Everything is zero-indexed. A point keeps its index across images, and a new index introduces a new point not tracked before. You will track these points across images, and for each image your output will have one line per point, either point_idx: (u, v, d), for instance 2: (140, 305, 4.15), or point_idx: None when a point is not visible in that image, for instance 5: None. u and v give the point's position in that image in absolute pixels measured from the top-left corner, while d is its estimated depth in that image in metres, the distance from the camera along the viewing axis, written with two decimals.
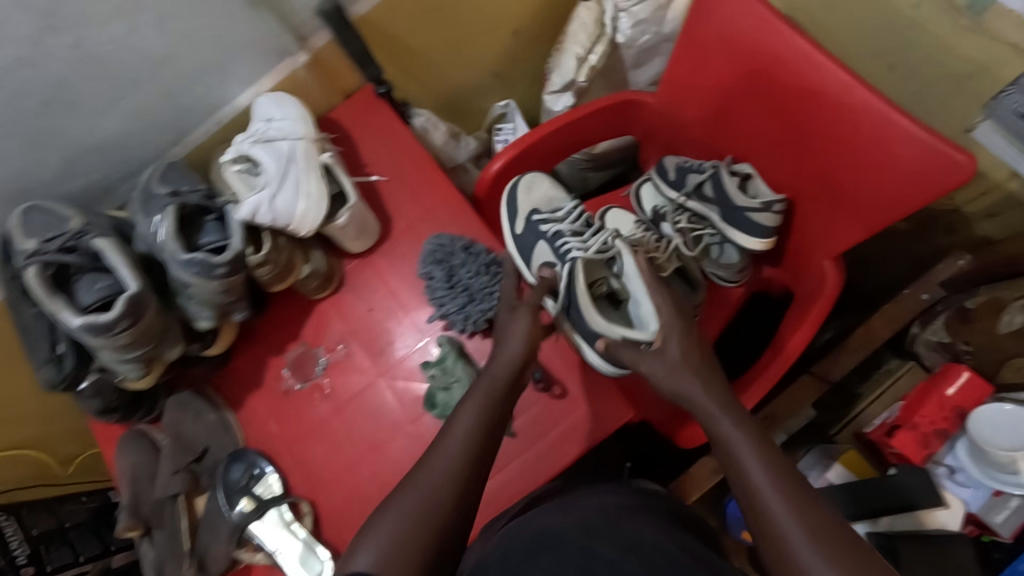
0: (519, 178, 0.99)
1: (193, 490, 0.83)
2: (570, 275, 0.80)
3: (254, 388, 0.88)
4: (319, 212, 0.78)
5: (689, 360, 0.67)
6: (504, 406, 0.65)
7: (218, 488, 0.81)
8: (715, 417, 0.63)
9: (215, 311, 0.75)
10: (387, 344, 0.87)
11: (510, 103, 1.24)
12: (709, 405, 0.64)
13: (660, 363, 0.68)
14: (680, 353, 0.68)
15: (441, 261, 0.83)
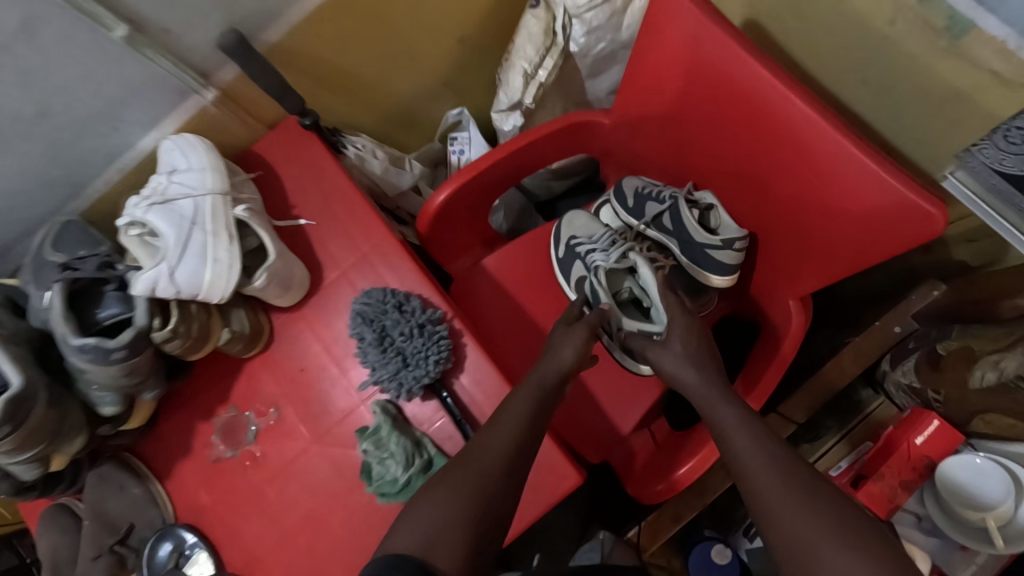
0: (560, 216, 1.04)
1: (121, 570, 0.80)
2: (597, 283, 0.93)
3: (183, 456, 0.83)
4: (230, 277, 0.70)
5: (690, 348, 0.80)
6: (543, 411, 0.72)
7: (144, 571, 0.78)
8: (716, 404, 0.71)
9: (121, 394, 0.68)
10: (321, 407, 0.81)
11: (463, 110, 1.14)
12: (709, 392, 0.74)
13: (665, 352, 0.81)
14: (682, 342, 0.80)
15: (372, 321, 0.76)
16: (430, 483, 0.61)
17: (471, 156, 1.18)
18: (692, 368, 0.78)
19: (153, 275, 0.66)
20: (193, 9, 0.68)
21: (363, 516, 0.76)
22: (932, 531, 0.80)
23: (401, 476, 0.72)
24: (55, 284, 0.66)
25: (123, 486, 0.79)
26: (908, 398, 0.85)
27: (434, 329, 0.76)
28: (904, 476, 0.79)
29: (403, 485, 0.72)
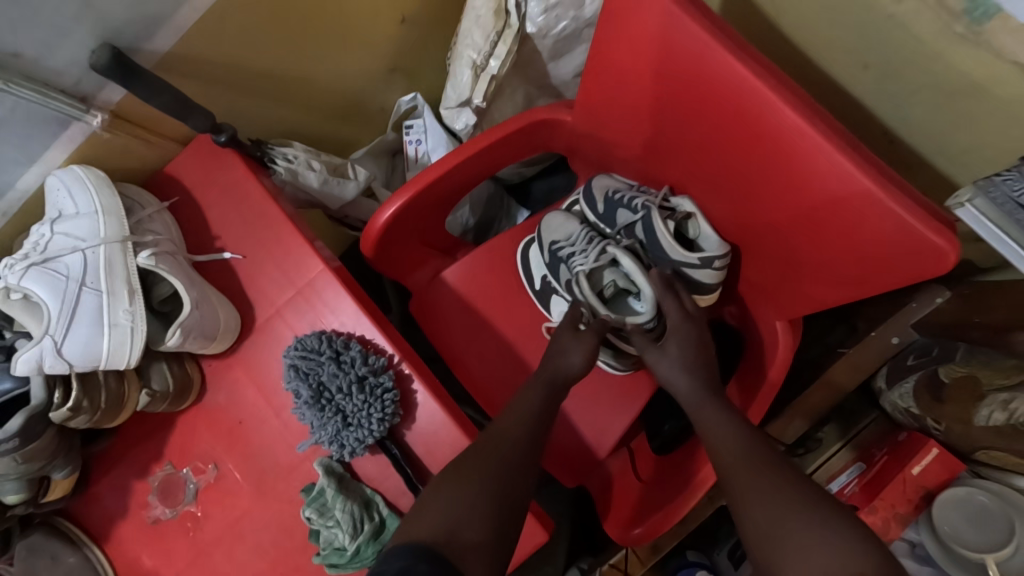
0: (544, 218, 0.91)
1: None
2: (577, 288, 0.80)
3: (120, 517, 0.76)
4: (134, 342, 0.62)
5: (692, 357, 0.75)
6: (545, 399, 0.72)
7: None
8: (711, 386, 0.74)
9: (25, 480, 0.61)
10: (264, 461, 0.74)
11: (416, 99, 1.00)
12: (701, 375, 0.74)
13: (663, 359, 0.76)
14: (679, 349, 0.75)
15: (307, 376, 0.68)
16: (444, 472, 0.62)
17: (429, 146, 1.03)
18: (687, 376, 0.74)
19: (37, 352, 0.57)
20: (49, 25, 0.56)
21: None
22: (926, 560, 0.72)
23: (348, 545, 0.66)
24: None
25: (55, 556, 0.73)
26: (907, 421, 0.79)
27: (376, 382, 0.67)
28: (896, 508, 0.73)
29: (353, 553, 0.66)
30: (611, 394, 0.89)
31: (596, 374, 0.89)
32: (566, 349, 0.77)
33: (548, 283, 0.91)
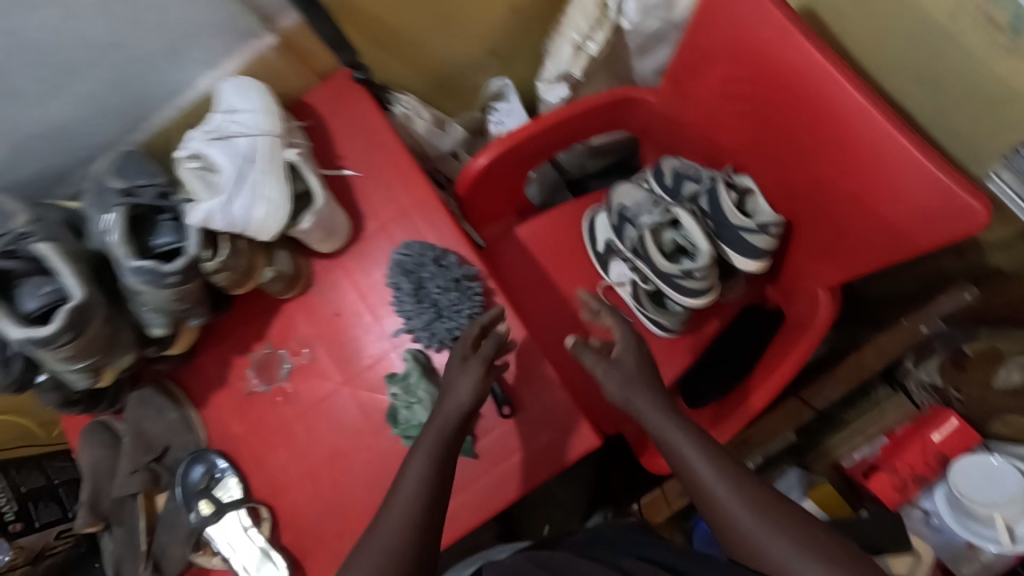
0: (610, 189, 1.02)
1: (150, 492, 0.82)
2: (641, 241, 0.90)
3: (217, 389, 0.86)
4: (279, 217, 0.74)
5: (642, 370, 0.73)
6: (456, 444, 0.67)
7: (178, 488, 0.81)
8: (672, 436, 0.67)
9: (169, 318, 0.72)
10: (354, 351, 0.84)
11: (506, 83, 1.12)
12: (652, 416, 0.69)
13: (617, 374, 0.74)
14: (635, 363, 0.74)
15: (409, 273, 0.80)
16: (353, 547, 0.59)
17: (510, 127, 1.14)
18: (645, 390, 0.72)
19: (208, 208, 0.68)
20: None
21: (388, 454, 0.80)
22: (940, 527, 0.81)
23: None
24: (119, 208, 0.70)
25: (160, 410, 0.83)
26: (928, 398, 0.90)
27: (469, 286, 0.79)
28: (915, 470, 0.81)
29: None
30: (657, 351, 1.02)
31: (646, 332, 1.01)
32: (456, 378, 0.69)
33: (610, 246, 1.02)
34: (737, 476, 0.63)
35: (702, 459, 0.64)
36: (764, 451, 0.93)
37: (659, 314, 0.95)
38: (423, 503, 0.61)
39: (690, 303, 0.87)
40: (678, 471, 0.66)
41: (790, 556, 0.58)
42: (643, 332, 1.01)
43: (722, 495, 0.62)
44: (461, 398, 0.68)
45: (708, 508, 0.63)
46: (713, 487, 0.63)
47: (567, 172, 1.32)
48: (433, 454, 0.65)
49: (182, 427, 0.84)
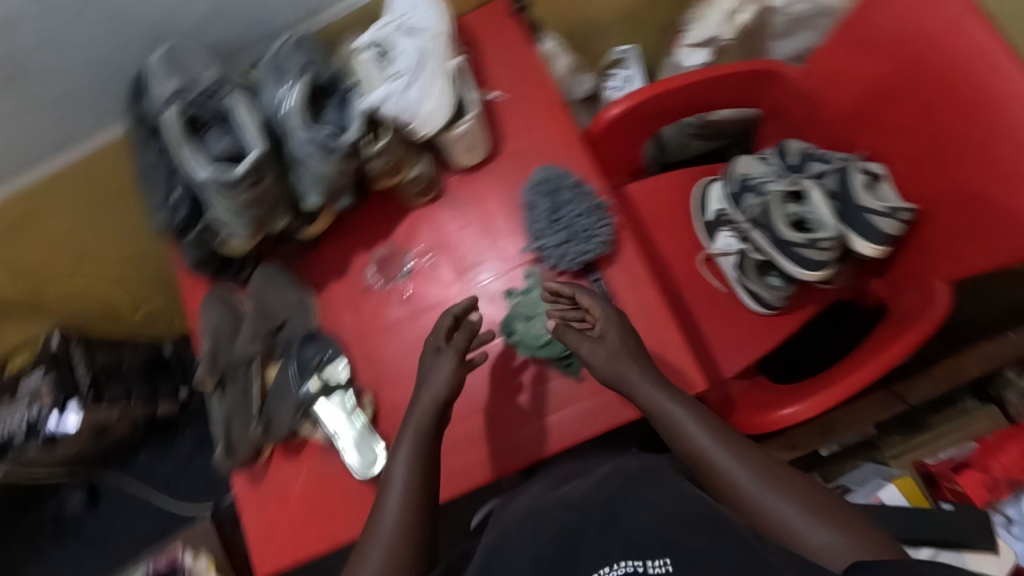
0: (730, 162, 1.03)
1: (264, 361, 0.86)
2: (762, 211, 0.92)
3: (336, 278, 0.90)
4: (442, 115, 0.77)
5: (626, 343, 0.73)
6: (438, 432, 0.72)
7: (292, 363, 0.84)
8: (675, 418, 0.69)
9: (325, 193, 0.76)
10: (473, 264, 0.87)
11: (631, 49, 1.16)
12: (643, 391, 0.71)
13: (603, 350, 0.73)
14: (618, 337, 0.74)
15: (549, 193, 0.82)
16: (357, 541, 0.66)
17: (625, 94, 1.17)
18: (634, 364, 0.73)
19: (385, 91, 0.74)
20: None
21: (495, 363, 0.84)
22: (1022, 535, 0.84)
23: (546, 333, 0.80)
24: (302, 78, 0.73)
25: (283, 287, 0.88)
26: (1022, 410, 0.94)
27: (602, 217, 0.81)
28: (1010, 472, 0.87)
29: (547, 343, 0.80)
30: (753, 329, 1.01)
31: (744, 304, 1.02)
32: (434, 373, 0.72)
33: (721, 216, 1.04)
34: (731, 443, 0.66)
35: (699, 428, 0.67)
36: (842, 440, 0.97)
37: (762, 286, 0.97)
38: (412, 487, 0.68)
39: (806, 274, 0.89)
40: (676, 443, 0.69)
41: (796, 515, 0.60)
42: (740, 305, 1.03)
43: (724, 462, 0.65)
44: (441, 386, 0.72)
45: (708, 474, 0.66)
46: (714, 455, 0.66)
47: (665, 152, 1.29)
48: (417, 446, 0.70)
49: (299, 307, 0.88)
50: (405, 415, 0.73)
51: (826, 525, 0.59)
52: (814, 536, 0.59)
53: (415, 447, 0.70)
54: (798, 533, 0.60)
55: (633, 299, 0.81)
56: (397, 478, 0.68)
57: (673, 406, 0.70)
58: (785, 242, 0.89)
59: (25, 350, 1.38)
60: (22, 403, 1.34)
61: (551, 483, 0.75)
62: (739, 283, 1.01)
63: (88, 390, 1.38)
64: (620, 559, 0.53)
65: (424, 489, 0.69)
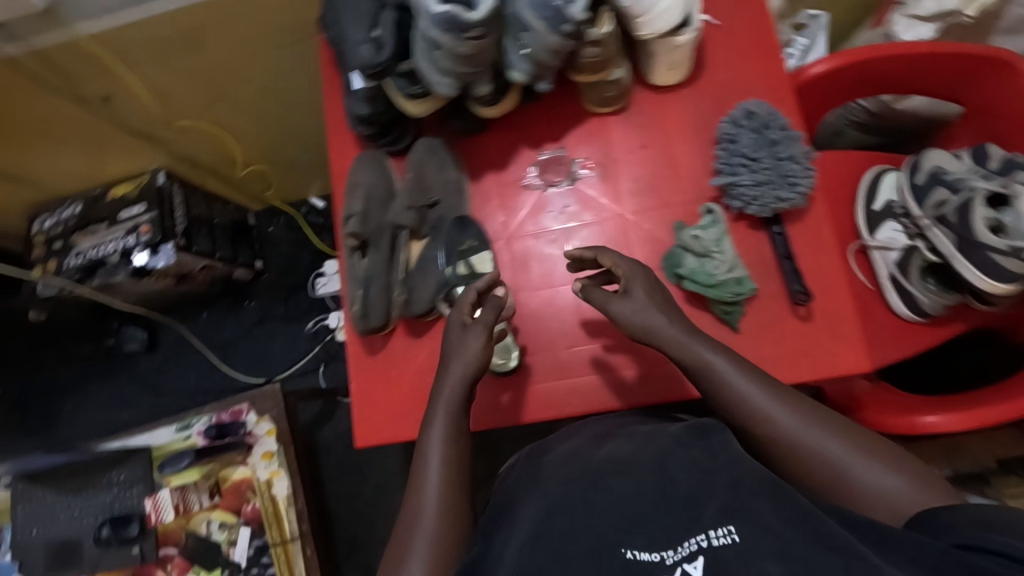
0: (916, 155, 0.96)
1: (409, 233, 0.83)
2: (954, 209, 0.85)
3: (495, 169, 0.86)
4: (674, 18, 0.71)
5: (653, 296, 0.69)
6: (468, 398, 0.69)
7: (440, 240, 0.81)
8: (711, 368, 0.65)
9: (533, 68, 0.71)
10: (642, 189, 0.82)
11: (825, 14, 1.09)
12: (672, 333, 0.67)
13: (630, 305, 0.69)
14: (645, 292, 0.69)
15: (754, 129, 0.75)
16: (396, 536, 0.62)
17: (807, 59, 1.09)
18: (664, 315, 0.69)
19: None
20: None
21: None
22: None
23: (722, 274, 0.73)
24: None
25: (443, 165, 0.83)
26: None
27: (806, 167, 0.74)
28: None
29: (716, 284, 0.73)
30: (890, 331, 0.97)
31: (889, 305, 0.97)
32: (461, 343, 0.70)
33: (889, 209, 0.97)
34: (775, 391, 0.63)
35: (741, 377, 0.64)
36: (958, 466, 0.92)
37: (921, 289, 0.92)
38: (449, 460, 0.65)
39: (990, 283, 0.82)
40: (712, 395, 0.65)
41: (843, 454, 0.58)
42: (882, 305, 0.98)
43: (769, 407, 0.62)
44: (469, 357, 0.69)
45: (750, 425, 0.63)
46: (761, 403, 0.62)
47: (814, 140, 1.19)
48: (450, 424, 0.67)
49: (455, 187, 0.84)
50: (431, 400, 0.70)
51: (879, 466, 0.57)
52: (865, 479, 0.57)
53: (448, 424, 0.67)
54: (848, 478, 0.58)
55: (812, 262, 0.76)
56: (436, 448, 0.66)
57: (711, 357, 0.66)
58: (976, 243, 0.81)
59: (129, 182, 1.35)
60: (121, 229, 1.32)
61: (599, 431, 0.72)
62: (890, 280, 0.96)
63: (180, 237, 1.33)
64: (685, 534, 0.52)
65: (465, 447, 0.68)
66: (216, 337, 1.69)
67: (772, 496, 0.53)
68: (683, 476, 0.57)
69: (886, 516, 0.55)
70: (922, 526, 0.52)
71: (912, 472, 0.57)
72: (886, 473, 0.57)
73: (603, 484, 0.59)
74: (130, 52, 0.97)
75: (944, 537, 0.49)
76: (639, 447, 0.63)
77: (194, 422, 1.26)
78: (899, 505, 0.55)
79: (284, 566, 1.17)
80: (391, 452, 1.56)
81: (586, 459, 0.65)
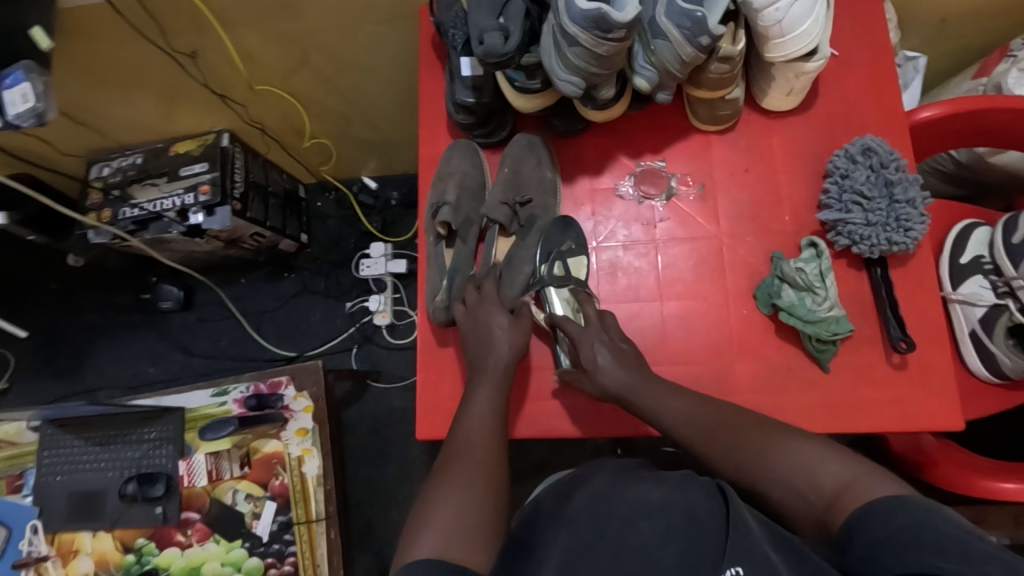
0: (1013, 216, 0.91)
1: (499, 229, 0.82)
2: None
3: (589, 173, 0.84)
4: (811, 42, 0.68)
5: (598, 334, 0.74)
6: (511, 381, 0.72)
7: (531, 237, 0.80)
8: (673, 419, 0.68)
9: (658, 77, 0.69)
10: (740, 213, 0.80)
11: (924, 58, 1.07)
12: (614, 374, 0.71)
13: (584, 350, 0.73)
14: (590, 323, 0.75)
15: (872, 167, 0.73)
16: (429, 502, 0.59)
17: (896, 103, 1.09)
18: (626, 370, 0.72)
19: None
20: None
21: (733, 320, 0.77)
22: None
23: (823, 311, 0.71)
24: None
25: (540, 164, 0.82)
26: None
27: (919, 213, 0.71)
28: None
29: (815, 320, 0.71)
30: (963, 389, 0.95)
31: (965, 362, 0.95)
32: (490, 321, 0.74)
33: (978, 263, 0.94)
34: (707, 408, 0.67)
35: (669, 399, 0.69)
36: (1019, 536, 0.90)
37: (1005, 350, 0.89)
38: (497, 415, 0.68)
39: None
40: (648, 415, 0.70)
41: (774, 454, 0.60)
42: (956, 361, 0.96)
43: (692, 425, 0.66)
44: (512, 340, 0.73)
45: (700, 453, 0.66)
46: (689, 424, 0.67)
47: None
48: (497, 394, 0.70)
49: (551, 188, 0.82)
50: (472, 377, 0.72)
51: (817, 460, 0.57)
52: (806, 474, 0.57)
53: (496, 394, 0.70)
54: (780, 476, 0.59)
55: (914, 309, 0.74)
56: (478, 405, 0.68)
57: (649, 390, 0.70)
58: None
59: (192, 141, 1.34)
60: (181, 186, 1.30)
61: (618, 472, 0.69)
62: (971, 336, 0.93)
63: (237, 200, 1.32)
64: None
65: (498, 421, 0.68)
66: (252, 305, 1.68)
67: (788, 557, 0.50)
68: (707, 528, 0.54)
69: (812, 511, 0.56)
70: (846, 540, 0.50)
71: (844, 457, 0.57)
72: (814, 465, 0.57)
73: (612, 522, 0.57)
74: (228, 12, 0.96)
75: (872, 554, 0.47)
76: (660, 489, 0.61)
77: (232, 389, 1.24)
78: (810, 491, 0.56)
79: (306, 545, 1.16)
80: (415, 441, 1.55)
81: (606, 496, 0.62)
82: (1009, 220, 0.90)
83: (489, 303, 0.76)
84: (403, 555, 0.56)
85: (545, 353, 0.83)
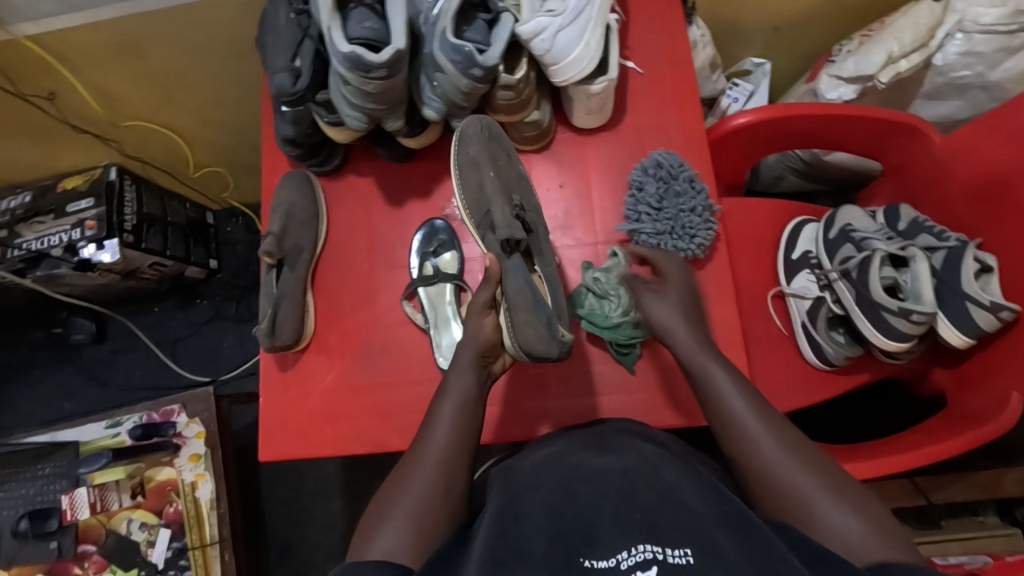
0: (833, 214, 0.98)
1: (512, 245, 0.76)
2: (868, 263, 0.86)
3: (419, 196, 0.88)
4: (587, 66, 0.73)
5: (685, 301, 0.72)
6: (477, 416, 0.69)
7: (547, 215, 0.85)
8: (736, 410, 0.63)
9: (446, 106, 0.73)
10: (556, 231, 0.86)
11: (764, 66, 1.12)
12: (687, 344, 0.68)
13: (660, 303, 0.71)
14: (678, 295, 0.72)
15: (660, 180, 0.80)
16: (384, 502, 0.61)
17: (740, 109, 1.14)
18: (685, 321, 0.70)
19: (541, 23, 0.69)
20: None
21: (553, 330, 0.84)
22: None
23: (616, 316, 0.80)
24: None
25: (510, 157, 0.81)
26: None
27: (706, 216, 0.78)
28: None
29: (611, 325, 0.80)
30: (800, 378, 1.01)
31: (797, 358, 1.01)
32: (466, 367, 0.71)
33: (806, 258, 1.00)
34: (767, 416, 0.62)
35: (741, 399, 0.63)
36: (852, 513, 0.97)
37: (827, 340, 0.94)
38: (456, 437, 0.65)
39: (886, 341, 0.86)
40: (711, 408, 0.65)
41: (810, 487, 0.56)
42: (793, 355, 1.01)
43: (761, 437, 0.60)
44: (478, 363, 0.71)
45: (737, 453, 0.61)
46: (756, 434, 0.61)
47: (755, 182, 1.26)
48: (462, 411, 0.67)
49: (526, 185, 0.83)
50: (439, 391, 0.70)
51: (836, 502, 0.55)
52: (831, 515, 0.54)
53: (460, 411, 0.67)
54: (806, 504, 0.56)
55: None
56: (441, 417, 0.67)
57: (717, 377, 0.65)
58: (873, 303, 0.86)
59: (80, 176, 1.35)
60: (68, 222, 1.31)
61: (578, 444, 0.73)
62: (802, 329, 0.99)
63: (128, 233, 1.32)
64: (641, 542, 0.52)
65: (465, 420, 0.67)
66: (164, 333, 1.69)
67: (734, 534, 0.52)
68: (642, 489, 0.60)
69: (838, 546, 0.53)
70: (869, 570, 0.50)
71: (869, 504, 0.55)
72: (839, 507, 0.55)
73: (560, 494, 0.61)
74: (71, 56, 0.98)
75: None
76: (609, 461, 0.66)
77: (125, 420, 1.26)
78: (847, 527, 0.53)
79: (201, 569, 1.18)
80: (330, 457, 1.55)
81: (561, 467, 0.67)
82: (830, 218, 0.98)
83: (541, 330, 0.71)
84: (358, 551, 0.57)
85: (382, 372, 0.84)
